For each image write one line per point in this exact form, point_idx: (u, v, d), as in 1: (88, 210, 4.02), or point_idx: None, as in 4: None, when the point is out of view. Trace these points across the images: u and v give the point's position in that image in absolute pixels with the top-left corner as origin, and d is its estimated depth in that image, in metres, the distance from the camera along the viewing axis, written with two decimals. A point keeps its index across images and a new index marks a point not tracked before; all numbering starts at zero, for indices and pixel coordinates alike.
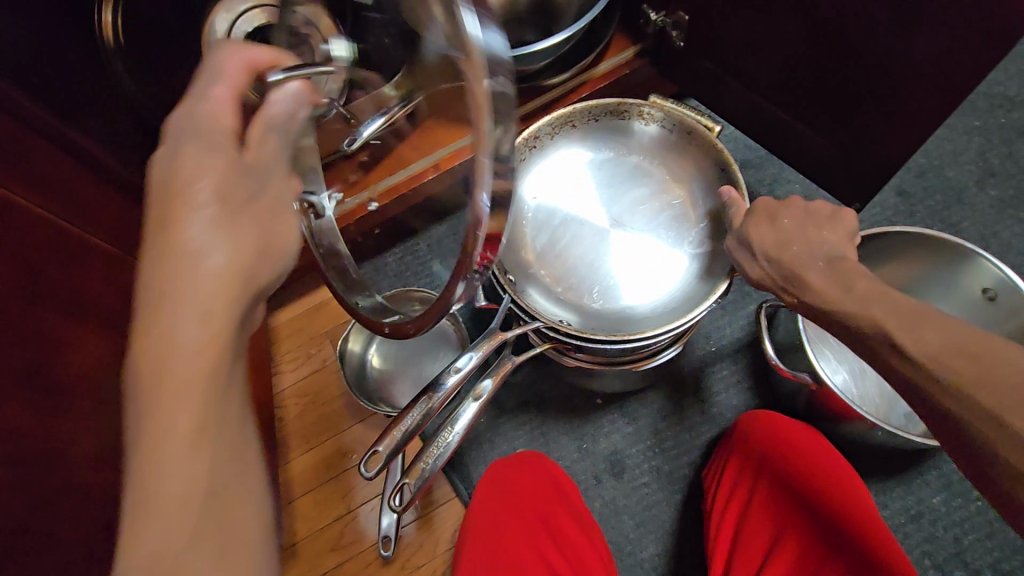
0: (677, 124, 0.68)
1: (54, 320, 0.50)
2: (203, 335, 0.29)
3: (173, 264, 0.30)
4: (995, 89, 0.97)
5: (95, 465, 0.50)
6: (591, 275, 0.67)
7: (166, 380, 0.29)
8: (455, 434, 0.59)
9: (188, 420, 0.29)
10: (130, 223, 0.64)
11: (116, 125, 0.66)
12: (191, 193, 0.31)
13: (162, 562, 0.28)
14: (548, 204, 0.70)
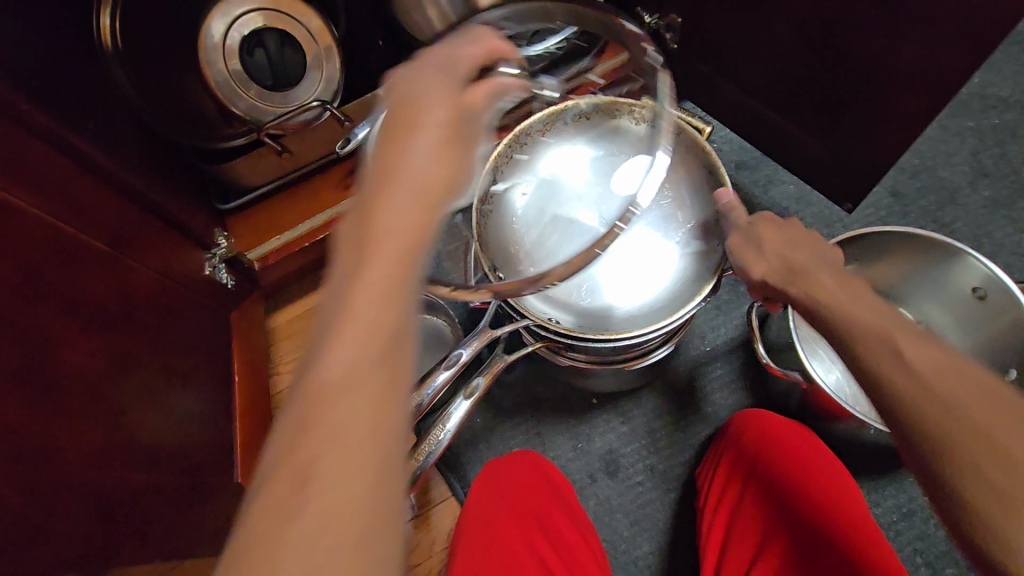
0: None
1: (50, 319, 0.50)
2: (413, 221, 0.33)
3: (392, 161, 0.34)
4: (988, 90, 0.98)
5: (91, 462, 0.51)
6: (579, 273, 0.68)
7: (378, 249, 0.32)
8: (446, 432, 0.61)
9: (374, 299, 0.31)
10: (129, 223, 0.64)
11: (115, 127, 0.68)
12: (428, 100, 0.36)
13: (316, 415, 0.29)
14: (540, 206, 0.72)
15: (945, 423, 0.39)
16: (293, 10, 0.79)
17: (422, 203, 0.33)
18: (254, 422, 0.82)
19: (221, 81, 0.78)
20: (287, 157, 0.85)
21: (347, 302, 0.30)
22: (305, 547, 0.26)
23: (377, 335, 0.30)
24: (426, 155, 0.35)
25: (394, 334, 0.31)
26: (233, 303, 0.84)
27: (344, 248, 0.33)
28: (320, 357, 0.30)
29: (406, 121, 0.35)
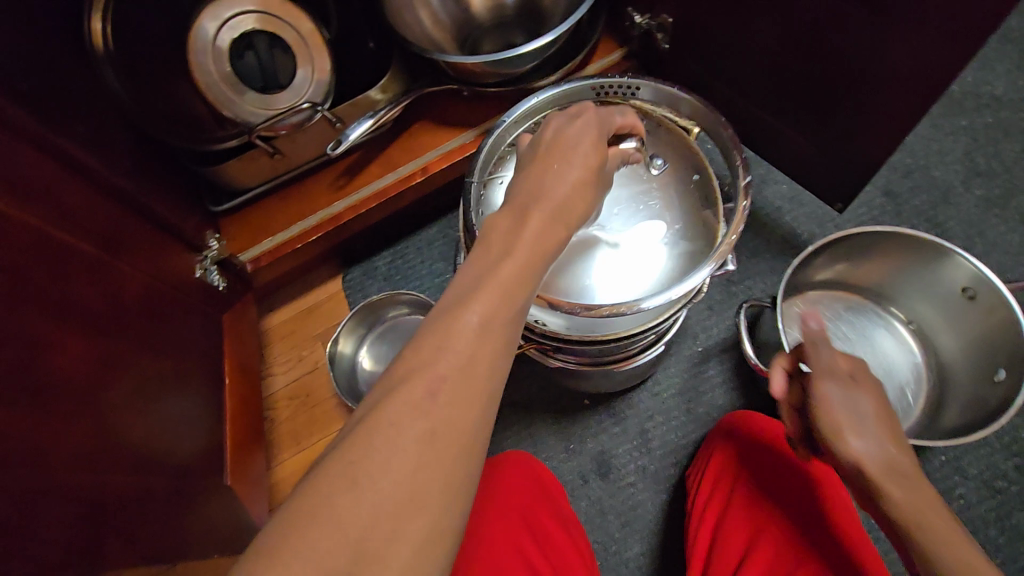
0: (654, 126, 0.71)
1: (35, 323, 0.50)
2: (553, 232, 0.41)
3: (549, 180, 0.43)
4: (982, 89, 0.97)
5: (74, 465, 0.51)
6: (573, 277, 0.65)
7: (520, 248, 0.39)
8: None
9: (510, 274, 0.38)
10: (120, 227, 0.65)
11: (108, 131, 0.68)
12: (573, 148, 0.46)
13: (443, 346, 0.34)
14: None
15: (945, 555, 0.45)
16: (285, 13, 0.78)
17: (558, 226, 0.42)
18: (244, 424, 0.82)
19: (211, 83, 0.77)
20: (279, 158, 0.84)
21: (488, 278, 0.37)
22: (413, 450, 0.31)
23: (503, 309, 0.36)
24: (565, 191, 0.43)
25: (516, 314, 0.37)
26: (226, 305, 0.85)
27: (492, 237, 0.40)
28: (458, 305, 0.36)
29: (553, 159, 0.45)
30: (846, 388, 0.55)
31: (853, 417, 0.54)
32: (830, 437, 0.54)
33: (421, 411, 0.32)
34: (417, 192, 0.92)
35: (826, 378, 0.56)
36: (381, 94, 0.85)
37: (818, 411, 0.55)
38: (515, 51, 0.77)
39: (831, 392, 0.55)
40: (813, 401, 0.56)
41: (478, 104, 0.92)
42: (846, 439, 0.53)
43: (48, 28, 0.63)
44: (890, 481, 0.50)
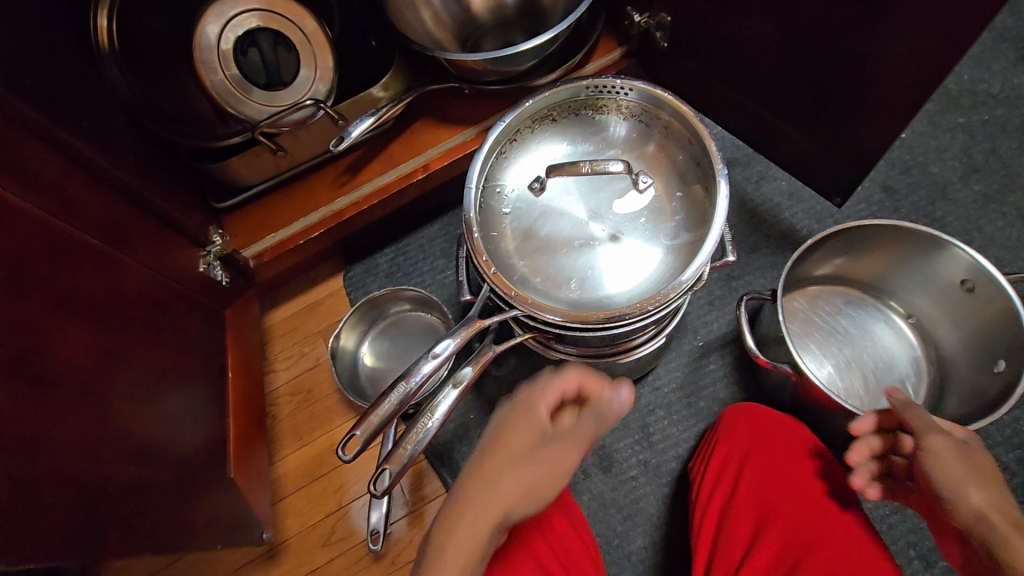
0: (654, 117, 0.71)
1: (42, 311, 0.51)
2: (485, 518, 0.51)
3: (481, 475, 0.55)
4: (978, 87, 0.98)
5: (78, 453, 0.51)
6: (571, 265, 0.66)
7: (456, 535, 0.50)
8: (434, 421, 0.60)
9: (452, 560, 0.49)
10: (126, 223, 0.66)
11: (114, 129, 0.69)
12: (508, 437, 0.57)
13: None
14: (526, 198, 0.70)
15: None
16: (290, 12, 0.79)
17: (487, 510, 0.52)
18: (247, 420, 0.83)
19: (216, 82, 0.78)
20: (282, 155, 0.85)
21: (436, 558, 0.49)
22: None
23: None
24: (501, 465, 0.55)
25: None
26: (229, 302, 0.85)
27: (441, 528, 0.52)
28: None
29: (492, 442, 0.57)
30: (958, 448, 0.54)
31: (971, 473, 0.52)
32: (945, 491, 0.53)
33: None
34: (419, 188, 0.93)
35: (938, 433, 0.55)
36: (383, 92, 0.85)
37: (930, 462, 0.54)
38: (518, 47, 0.77)
39: (943, 446, 0.54)
40: (923, 451, 0.55)
41: (479, 102, 0.93)
42: (965, 491, 0.51)
43: (51, 25, 0.63)
44: (1010, 527, 0.47)
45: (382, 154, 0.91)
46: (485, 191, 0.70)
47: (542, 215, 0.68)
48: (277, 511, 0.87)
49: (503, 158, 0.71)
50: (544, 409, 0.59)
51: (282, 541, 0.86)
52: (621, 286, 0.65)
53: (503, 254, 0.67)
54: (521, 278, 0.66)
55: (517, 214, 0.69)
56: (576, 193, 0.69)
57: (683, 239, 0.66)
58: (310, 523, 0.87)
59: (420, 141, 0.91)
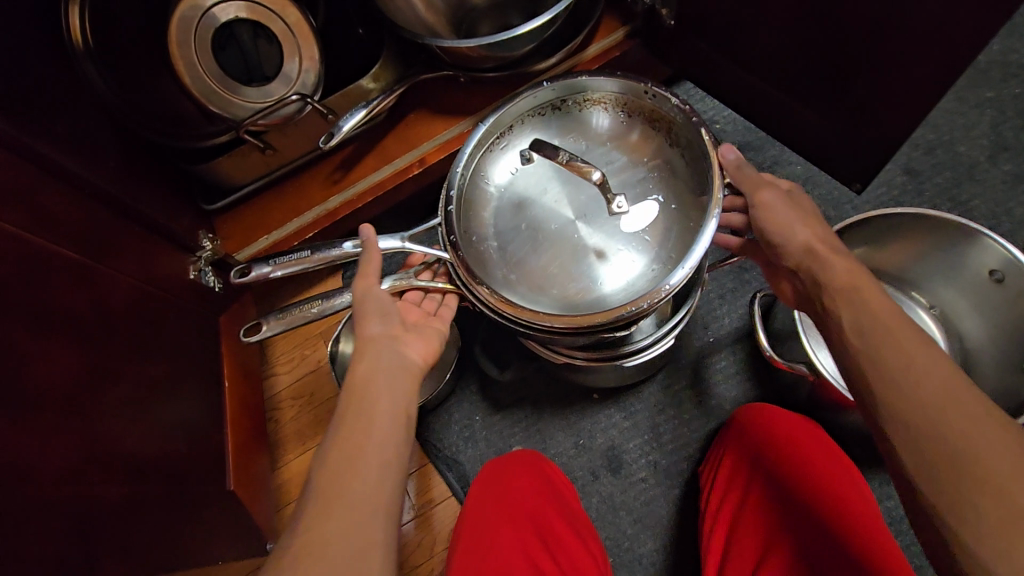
0: (666, 124, 0.66)
1: (19, 335, 0.49)
2: (369, 336, 0.57)
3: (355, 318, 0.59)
4: (1010, 57, 0.92)
5: (62, 481, 0.50)
6: (544, 263, 0.63)
7: (358, 363, 0.55)
8: (317, 308, 0.65)
9: (361, 373, 0.54)
10: (107, 232, 0.63)
11: (93, 131, 0.66)
12: (366, 318, 0.58)
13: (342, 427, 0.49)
14: (520, 188, 0.67)
15: (899, 386, 0.43)
16: (271, 1, 0.75)
17: (365, 337, 0.57)
18: (247, 431, 0.82)
19: (196, 78, 0.75)
20: (271, 154, 0.81)
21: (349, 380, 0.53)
22: (344, 478, 0.44)
23: (362, 392, 0.52)
24: (374, 342, 0.57)
25: (375, 385, 0.53)
26: (223, 307, 0.83)
27: (338, 409, 0.51)
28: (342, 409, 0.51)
29: (357, 331, 0.58)
30: (784, 197, 0.58)
31: (799, 215, 0.57)
32: (774, 237, 0.57)
33: (348, 502, 0.42)
34: (415, 183, 0.89)
35: (765, 188, 0.58)
36: (373, 83, 0.81)
37: (764, 214, 0.57)
38: (514, 31, 0.73)
39: (772, 198, 0.57)
40: (755, 206, 0.58)
41: (475, 90, 0.88)
42: (790, 230, 0.56)
43: (17, 21, 0.60)
44: (833, 257, 0.52)
45: (377, 148, 0.87)
46: (476, 169, 0.67)
47: (541, 194, 0.66)
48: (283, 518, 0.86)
49: (525, 119, 0.69)
50: (364, 282, 0.59)
51: None
52: (559, 297, 0.61)
53: (480, 240, 0.65)
54: (481, 237, 0.65)
55: (515, 181, 0.67)
56: (572, 187, 0.65)
57: (649, 279, 0.60)
58: None
59: (414, 134, 0.87)
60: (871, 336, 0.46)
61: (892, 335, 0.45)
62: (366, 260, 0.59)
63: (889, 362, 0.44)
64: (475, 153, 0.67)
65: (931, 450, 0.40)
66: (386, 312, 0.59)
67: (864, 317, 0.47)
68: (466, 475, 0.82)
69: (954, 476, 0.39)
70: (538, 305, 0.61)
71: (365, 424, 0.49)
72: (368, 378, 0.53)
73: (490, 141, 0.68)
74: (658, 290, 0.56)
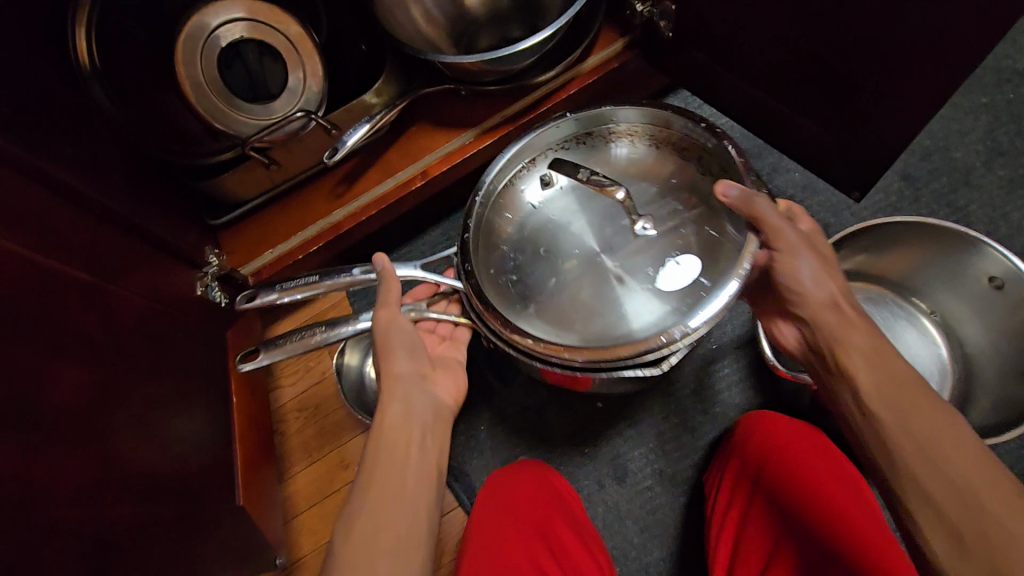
0: (693, 151, 0.66)
1: (32, 355, 0.49)
2: (395, 372, 0.60)
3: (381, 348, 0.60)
4: (1004, 63, 0.93)
5: (80, 500, 0.50)
6: (565, 292, 0.62)
7: (386, 402, 0.58)
8: (319, 334, 0.66)
9: (389, 414, 0.57)
10: (116, 251, 0.64)
11: (101, 151, 0.67)
12: (394, 355, 0.60)
13: (373, 474, 0.52)
14: (540, 216, 0.66)
15: (903, 435, 0.48)
16: (274, 19, 0.77)
17: (391, 372, 0.59)
18: (254, 444, 0.82)
19: (201, 96, 0.75)
20: (275, 169, 0.82)
21: (379, 420, 0.57)
22: (382, 532, 0.48)
23: (392, 435, 0.56)
24: (401, 379, 0.60)
25: (402, 429, 0.57)
26: (229, 322, 0.84)
27: (371, 448, 0.55)
28: (371, 452, 0.54)
29: (383, 365, 0.60)
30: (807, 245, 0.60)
31: (817, 267, 0.59)
32: (791, 288, 0.60)
33: (388, 554, 0.47)
34: (418, 196, 0.90)
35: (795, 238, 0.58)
36: (376, 98, 0.81)
37: (785, 270, 0.60)
38: (516, 46, 0.73)
39: (793, 253, 0.59)
40: (779, 254, 0.59)
41: (476, 103, 0.89)
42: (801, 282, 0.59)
43: (27, 46, 0.61)
44: (850, 313, 0.57)
45: (380, 160, 0.88)
46: (499, 199, 0.68)
47: (561, 221, 0.65)
48: (291, 530, 0.87)
49: (549, 150, 0.70)
50: (387, 312, 0.59)
51: (297, 561, 0.85)
52: (583, 331, 0.59)
53: (501, 269, 0.65)
54: (502, 266, 0.65)
55: (539, 212, 0.66)
56: (593, 214, 0.64)
57: (677, 314, 0.57)
58: (323, 542, 0.86)
59: (417, 147, 0.88)
60: (890, 388, 0.50)
61: (907, 390, 0.49)
62: (385, 290, 0.59)
63: (903, 429, 0.48)
64: (498, 184, 0.68)
65: (943, 498, 0.44)
66: (411, 348, 0.61)
67: (877, 372, 0.52)
68: (472, 486, 0.83)
69: (957, 520, 0.43)
70: (560, 340, 0.59)
71: (395, 471, 0.53)
72: (396, 420, 0.57)
73: (510, 173, 0.69)
74: (692, 326, 0.56)
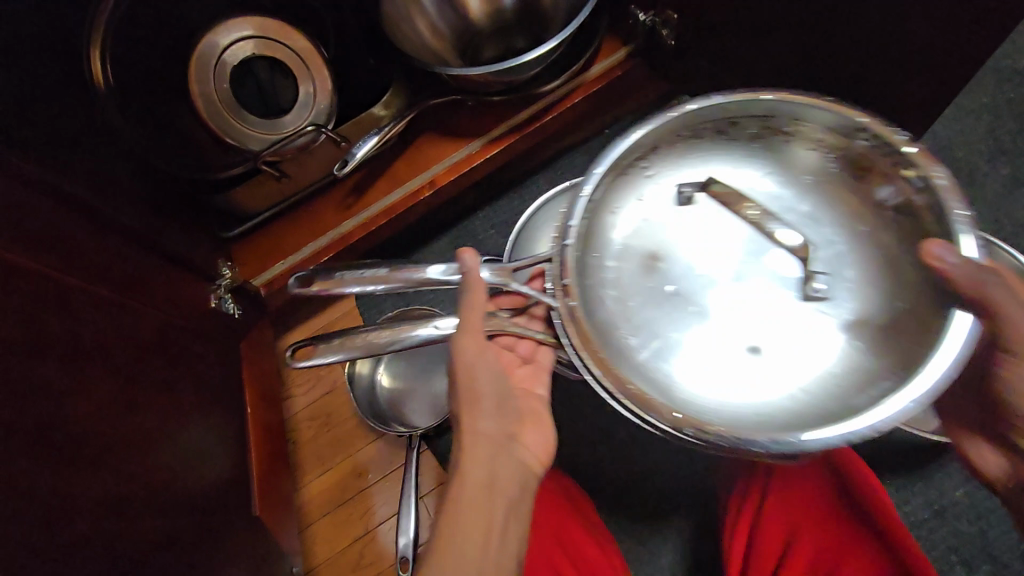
0: (887, 178, 0.53)
1: (54, 372, 0.50)
2: (479, 428, 0.58)
3: (465, 398, 0.58)
4: (1006, 61, 0.93)
5: (108, 516, 0.51)
6: (679, 336, 0.55)
7: (467, 458, 0.56)
8: (387, 338, 0.58)
9: (470, 472, 0.55)
10: (134, 269, 0.65)
11: (119, 172, 0.68)
12: (479, 407, 0.58)
13: (449, 537, 0.51)
14: (648, 239, 0.58)
15: None
16: (282, 36, 0.81)
17: (475, 425, 0.57)
18: (269, 455, 0.83)
19: (213, 112, 0.79)
20: (286, 182, 0.83)
21: (458, 477, 0.55)
22: None
23: (470, 495, 0.53)
24: (482, 436, 0.57)
25: (482, 489, 0.54)
26: (243, 334, 0.85)
27: (446, 508, 0.53)
28: (445, 513, 0.53)
29: (466, 418, 0.58)
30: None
31: None
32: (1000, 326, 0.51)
33: None
34: (427, 206, 0.91)
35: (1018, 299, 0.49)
36: (384, 111, 0.83)
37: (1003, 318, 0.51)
38: (520, 58, 0.75)
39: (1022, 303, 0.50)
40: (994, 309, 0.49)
41: (481, 112, 0.90)
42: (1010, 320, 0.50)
43: (45, 72, 0.62)
44: None
45: (388, 171, 0.89)
46: (609, 196, 0.57)
47: (675, 244, 0.57)
48: (305, 539, 0.88)
49: (676, 142, 0.59)
50: (468, 338, 0.57)
51: (312, 569, 0.86)
52: (672, 379, 0.53)
53: (602, 294, 0.56)
54: (601, 286, 0.56)
55: (647, 232, 0.58)
56: (716, 249, 0.56)
57: (821, 390, 0.52)
58: (338, 550, 0.87)
59: (424, 157, 0.89)
60: None
61: None
62: (472, 295, 0.57)
63: None
64: (609, 176, 0.57)
65: None
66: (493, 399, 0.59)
67: None
68: None
69: None
70: (651, 388, 0.52)
71: (472, 538, 0.51)
72: (474, 478, 0.55)
73: (630, 167, 0.58)
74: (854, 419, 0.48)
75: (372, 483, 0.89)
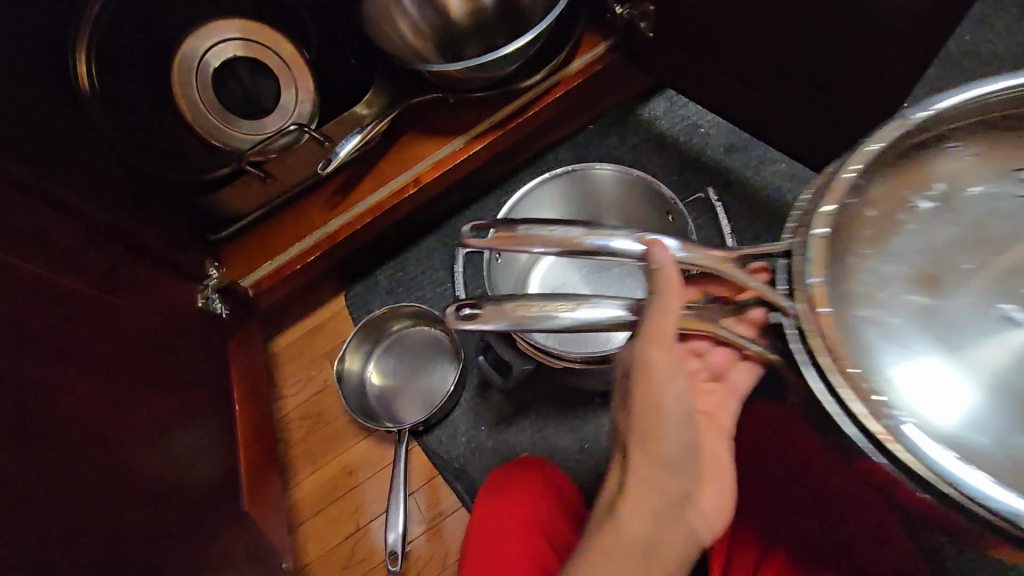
0: None
1: (37, 364, 0.51)
2: (648, 467, 0.48)
3: (645, 426, 0.48)
4: (983, 47, 0.94)
5: (93, 507, 0.51)
6: (936, 373, 0.40)
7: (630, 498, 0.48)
8: (566, 311, 0.45)
9: (626, 516, 0.47)
10: (120, 266, 0.66)
11: (103, 171, 0.69)
12: (660, 439, 0.48)
13: None
14: (911, 249, 0.44)
15: None
16: (266, 39, 0.81)
17: (645, 466, 0.48)
18: (258, 453, 0.84)
19: (198, 114, 0.79)
20: (271, 182, 0.84)
21: (614, 520, 0.47)
22: None
23: (622, 547, 0.47)
24: (646, 476, 0.48)
25: (638, 542, 0.47)
26: (231, 333, 0.85)
27: (586, 549, 0.48)
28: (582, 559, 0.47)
29: (643, 448, 0.48)
30: None
31: None
32: None
33: None
34: (412, 203, 0.92)
35: None
36: (367, 110, 0.84)
37: None
38: (500, 52, 0.76)
39: None
40: None
41: (464, 110, 0.91)
42: None
43: (28, 74, 0.63)
44: None
45: (373, 169, 0.90)
46: (874, 176, 0.45)
47: (949, 258, 0.43)
48: (297, 537, 0.88)
49: (960, 123, 0.45)
50: (653, 349, 0.46)
51: (304, 566, 0.86)
52: (910, 410, 0.39)
53: (846, 307, 0.42)
54: (844, 299, 0.42)
55: (921, 234, 0.44)
56: (993, 270, 0.42)
57: None
58: (330, 547, 0.87)
59: (409, 155, 0.90)
60: None
61: None
62: (663, 286, 0.45)
63: None
64: (886, 151, 0.44)
65: None
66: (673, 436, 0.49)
67: None
68: (474, 485, 0.84)
69: None
70: (902, 416, 0.39)
71: None
72: (624, 529, 0.47)
73: (883, 143, 0.44)
74: None
75: (362, 480, 0.89)
